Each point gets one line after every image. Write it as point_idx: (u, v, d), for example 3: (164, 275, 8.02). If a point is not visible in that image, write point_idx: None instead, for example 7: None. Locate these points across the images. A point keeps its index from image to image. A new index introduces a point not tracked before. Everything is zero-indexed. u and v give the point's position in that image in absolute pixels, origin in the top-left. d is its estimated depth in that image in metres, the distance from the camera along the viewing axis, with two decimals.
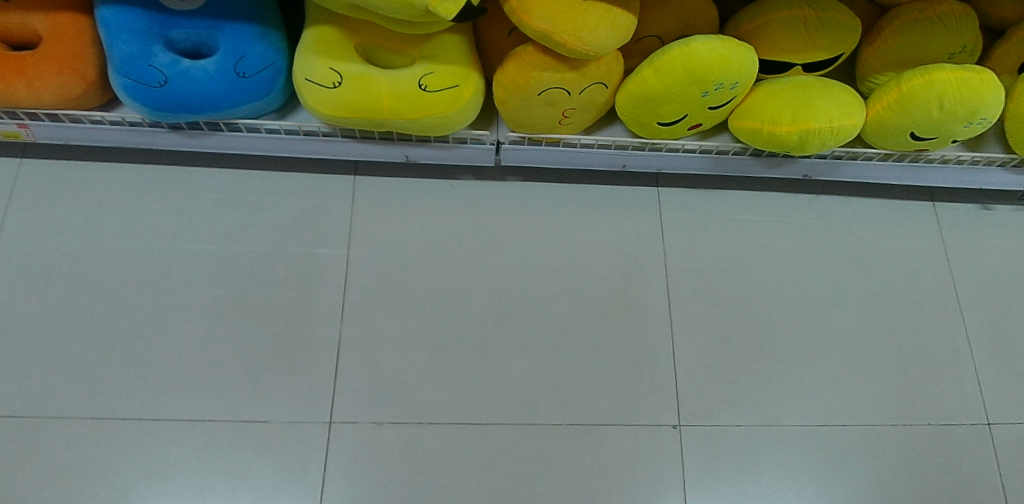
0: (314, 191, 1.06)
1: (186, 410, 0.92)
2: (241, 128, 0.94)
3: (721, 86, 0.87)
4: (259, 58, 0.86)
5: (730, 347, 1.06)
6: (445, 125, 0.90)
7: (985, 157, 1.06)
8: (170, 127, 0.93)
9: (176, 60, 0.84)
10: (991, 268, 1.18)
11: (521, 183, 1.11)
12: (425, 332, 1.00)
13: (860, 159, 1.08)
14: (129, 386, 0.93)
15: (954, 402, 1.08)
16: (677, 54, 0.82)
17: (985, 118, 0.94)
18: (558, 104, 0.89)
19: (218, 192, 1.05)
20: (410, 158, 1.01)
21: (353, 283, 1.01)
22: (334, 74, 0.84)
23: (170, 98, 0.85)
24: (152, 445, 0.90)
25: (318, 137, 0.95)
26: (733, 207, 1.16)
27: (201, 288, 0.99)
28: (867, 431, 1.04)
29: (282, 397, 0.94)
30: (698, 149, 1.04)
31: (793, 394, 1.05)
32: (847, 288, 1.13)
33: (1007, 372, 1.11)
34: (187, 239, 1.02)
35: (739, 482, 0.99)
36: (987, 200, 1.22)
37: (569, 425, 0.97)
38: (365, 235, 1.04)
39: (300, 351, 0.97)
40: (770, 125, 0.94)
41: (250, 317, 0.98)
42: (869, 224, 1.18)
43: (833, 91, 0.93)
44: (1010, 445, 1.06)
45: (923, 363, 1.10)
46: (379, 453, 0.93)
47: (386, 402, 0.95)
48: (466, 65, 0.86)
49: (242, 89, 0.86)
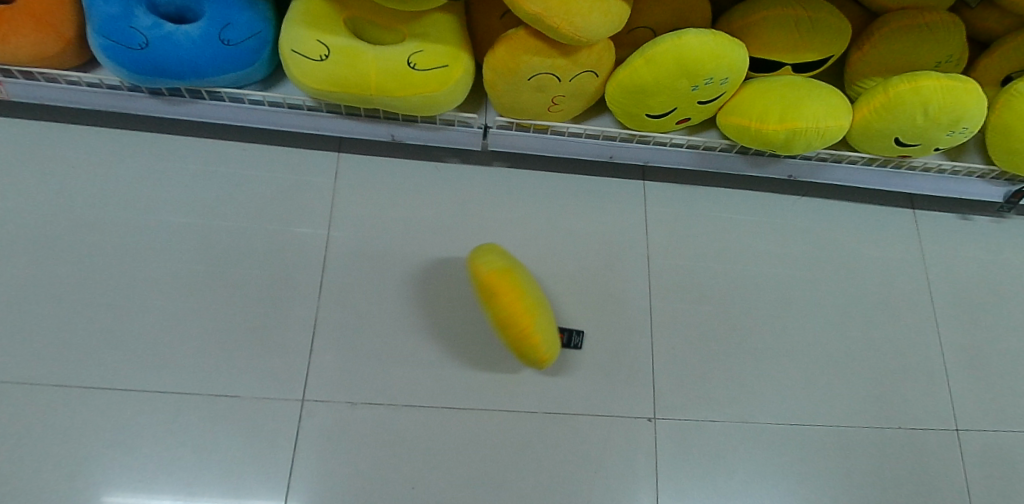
0: (296, 167, 1.04)
1: (155, 381, 0.91)
2: (223, 98, 0.92)
3: (711, 81, 0.87)
4: (245, 27, 0.85)
5: (708, 343, 1.06)
6: (433, 106, 0.90)
7: (966, 167, 1.09)
8: (149, 93, 0.91)
9: (159, 23, 0.82)
10: (966, 277, 1.20)
11: (507, 170, 1.10)
12: (404, 314, 0.99)
13: (844, 162, 1.09)
14: (94, 355, 0.91)
15: (924, 406, 1.10)
16: (668, 46, 0.83)
17: (966, 127, 0.96)
18: (549, 90, 0.89)
19: (197, 163, 1.03)
20: (397, 137, 0.99)
21: (331, 260, 1.00)
22: (321, 47, 0.84)
23: (151, 63, 0.83)
24: (116, 415, 0.89)
25: (303, 111, 0.94)
26: (718, 205, 1.16)
27: (175, 259, 0.97)
28: (838, 432, 1.06)
29: (254, 373, 0.93)
30: (685, 144, 1.04)
31: (769, 391, 1.06)
32: (826, 291, 1.14)
33: (976, 379, 1.13)
34: (164, 209, 1.00)
35: (711, 477, 0.99)
36: (965, 211, 1.24)
37: (545, 414, 0.97)
38: (345, 214, 1.03)
39: (273, 328, 0.95)
40: (757, 123, 0.94)
41: (225, 289, 0.96)
42: (851, 228, 1.19)
43: (821, 93, 0.93)
44: (975, 450, 1.08)
45: (896, 367, 1.12)
46: (352, 434, 0.92)
47: (361, 383, 0.94)
48: (458, 45, 0.87)
49: (227, 57, 0.85)
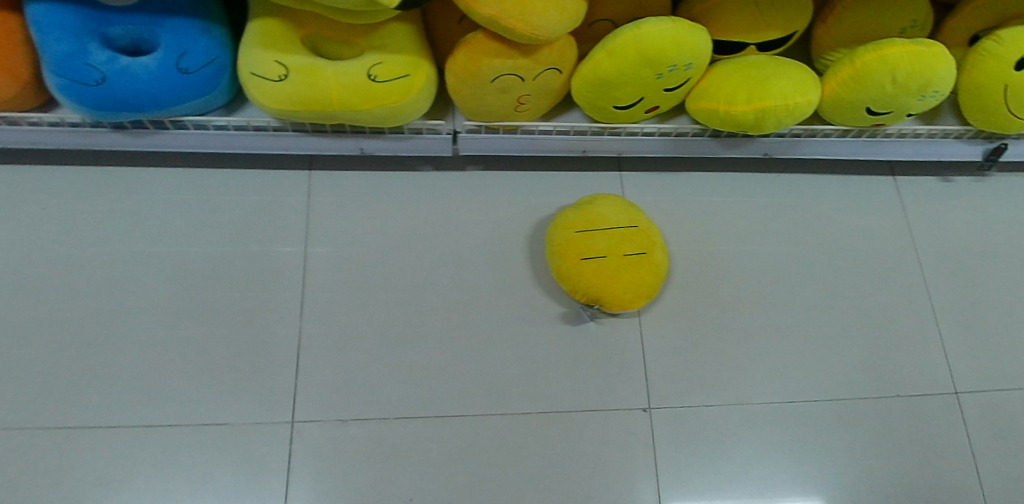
0: (270, 188, 1.04)
1: (145, 415, 0.91)
2: (188, 126, 0.92)
3: (675, 67, 0.87)
4: (202, 54, 0.84)
5: (697, 328, 1.06)
6: (398, 116, 0.90)
7: (941, 130, 1.08)
8: (112, 127, 0.90)
9: (114, 57, 0.82)
10: (952, 239, 1.19)
11: (481, 173, 1.10)
12: (390, 326, 0.98)
13: (818, 136, 1.08)
14: (80, 394, 0.91)
15: (921, 372, 1.10)
16: (629, 36, 0.82)
17: (937, 91, 0.95)
18: (513, 90, 0.89)
19: (169, 192, 1.02)
20: (366, 150, 0.99)
21: (313, 279, 0.99)
22: (280, 67, 0.83)
23: (110, 98, 0.82)
24: (107, 452, 0.89)
25: (269, 132, 0.94)
26: (697, 189, 1.15)
27: (154, 290, 0.97)
28: (835, 406, 1.05)
29: (244, 398, 0.92)
30: (657, 132, 1.03)
31: (763, 371, 1.05)
32: (812, 265, 1.13)
33: (971, 341, 1.13)
34: (139, 241, 0.99)
35: (712, 463, 0.99)
36: (947, 173, 1.24)
37: (539, 414, 0.97)
38: (323, 231, 1.02)
39: (259, 352, 0.95)
40: (725, 106, 0.94)
41: (207, 316, 0.96)
42: (832, 200, 1.19)
43: (787, 70, 0.93)
44: (976, 412, 1.08)
45: (889, 335, 1.11)
46: (346, 451, 0.92)
47: (352, 399, 0.94)
48: (417, 54, 0.86)
49: (187, 85, 0.84)
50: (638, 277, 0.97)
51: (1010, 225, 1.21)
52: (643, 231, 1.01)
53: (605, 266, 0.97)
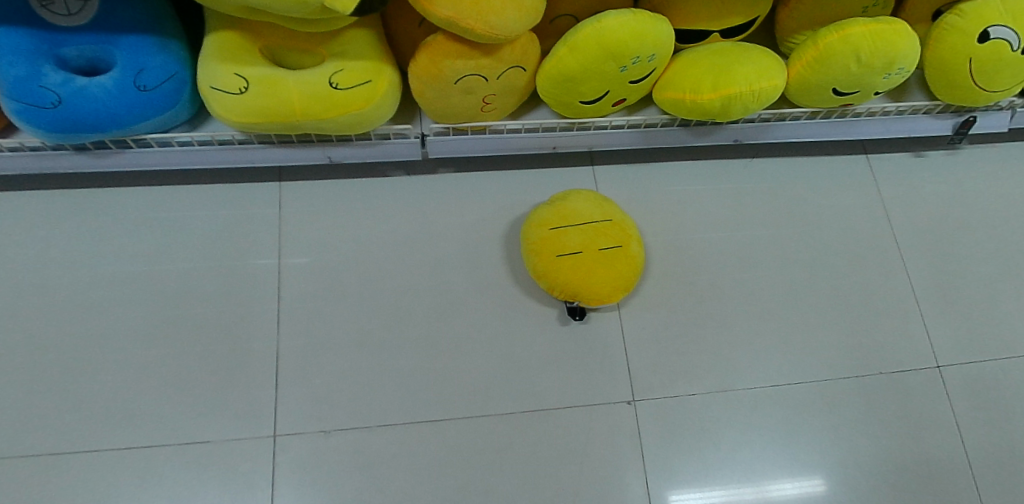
0: (240, 201, 1.03)
1: (124, 438, 0.90)
2: (151, 143, 0.91)
3: (638, 59, 0.87)
4: (160, 70, 0.83)
5: (678, 317, 1.06)
6: (364, 123, 0.89)
7: (909, 106, 1.09)
8: (74, 149, 0.89)
9: (70, 78, 0.80)
10: (928, 214, 1.20)
11: (453, 175, 1.09)
12: (370, 333, 0.98)
13: (788, 119, 1.08)
14: (58, 420, 0.90)
15: (902, 347, 1.10)
16: (589, 31, 0.81)
17: (902, 68, 0.95)
18: (478, 91, 0.88)
19: (137, 211, 1.01)
20: (334, 158, 0.98)
21: (289, 291, 0.99)
22: (239, 80, 0.82)
23: (68, 120, 0.81)
24: (88, 478, 0.88)
25: (234, 145, 0.93)
26: (671, 179, 1.15)
27: (128, 312, 0.96)
28: (819, 387, 1.06)
29: (224, 415, 0.92)
30: (626, 124, 1.03)
31: (745, 356, 1.06)
32: (790, 248, 1.14)
33: (951, 314, 1.14)
34: (110, 262, 0.98)
35: (699, 451, 1.00)
36: (919, 148, 1.25)
37: (522, 413, 0.97)
38: (297, 242, 1.02)
39: (238, 368, 0.94)
40: (691, 95, 0.94)
41: (183, 335, 0.95)
42: (806, 182, 1.19)
43: (751, 55, 0.93)
44: (959, 385, 1.09)
45: (869, 314, 1.12)
46: (331, 461, 0.91)
47: (334, 409, 0.94)
48: (378, 59, 0.85)
49: (146, 103, 0.83)
50: (615, 271, 0.97)
51: (983, 197, 1.22)
52: (618, 224, 1.00)
53: (581, 262, 0.96)
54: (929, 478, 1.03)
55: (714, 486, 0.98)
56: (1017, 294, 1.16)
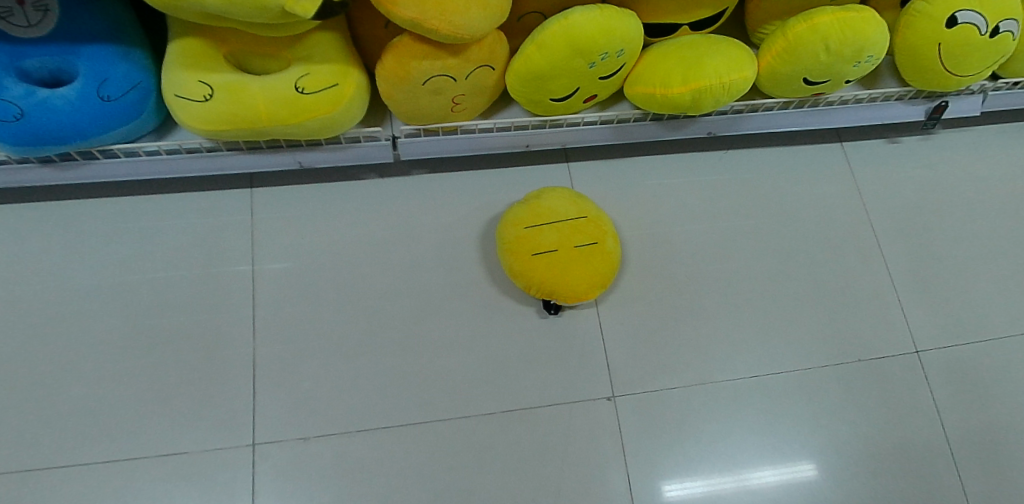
0: (212, 209, 1.02)
1: (100, 451, 0.89)
2: (118, 154, 0.90)
3: (606, 55, 0.86)
4: (124, 79, 0.82)
5: (656, 311, 1.07)
6: (332, 127, 0.89)
7: (881, 93, 1.09)
8: (40, 161, 0.88)
9: (32, 90, 0.79)
10: (903, 200, 1.21)
11: (428, 176, 1.09)
12: (347, 338, 0.98)
13: (760, 110, 1.09)
14: (32, 436, 0.89)
15: (881, 334, 1.11)
16: (556, 28, 0.81)
17: (872, 56, 0.95)
18: (447, 91, 0.88)
19: (108, 222, 1.00)
20: (305, 163, 0.98)
21: (264, 298, 0.98)
22: (204, 87, 0.81)
23: (31, 132, 0.80)
24: (64, 493, 0.87)
25: (203, 153, 0.92)
26: (646, 173, 1.16)
27: (101, 324, 0.95)
28: (798, 376, 1.07)
29: (202, 425, 0.92)
30: (598, 120, 1.03)
31: (725, 348, 1.06)
32: (766, 238, 1.14)
33: (928, 299, 1.15)
34: (81, 275, 0.97)
35: (680, 444, 1.00)
36: (893, 134, 1.25)
37: (502, 412, 0.97)
38: (272, 248, 1.01)
39: (214, 377, 0.94)
40: (662, 89, 0.93)
41: (158, 346, 0.95)
42: (781, 172, 1.20)
43: (720, 48, 0.93)
44: (937, 369, 1.10)
45: (847, 301, 1.13)
46: (311, 468, 0.92)
47: (313, 416, 0.94)
48: (344, 62, 0.84)
49: (111, 113, 0.82)
50: (590, 268, 0.97)
51: (958, 182, 1.23)
52: (593, 221, 1.00)
53: (558, 260, 0.96)
54: (909, 461, 1.05)
55: (695, 479, 0.99)
56: (993, 276, 1.17)
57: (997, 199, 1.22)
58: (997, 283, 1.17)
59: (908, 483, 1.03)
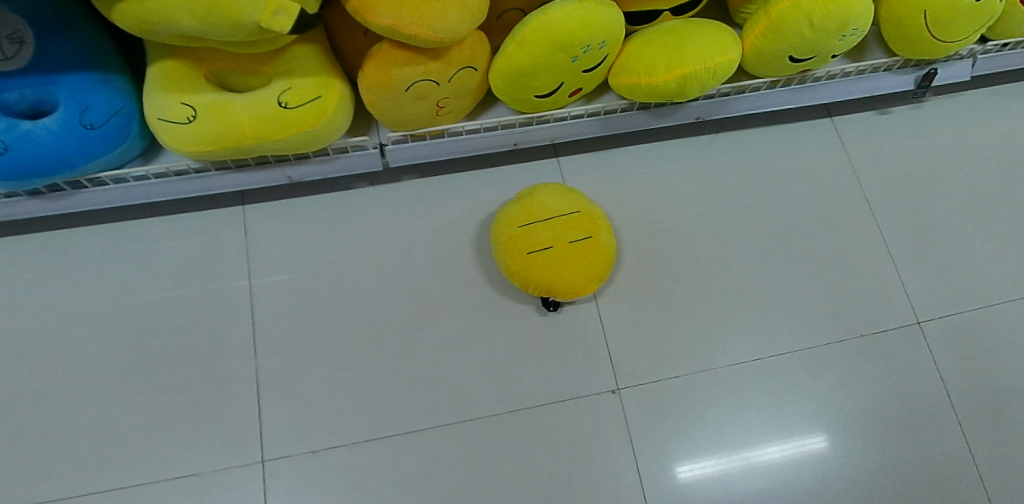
0: (206, 229, 1.02)
1: (111, 478, 0.90)
2: (107, 181, 0.90)
3: (588, 48, 0.85)
4: (105, 106, 0.82)
5: (655, 300, 1.06)
6: (319, 139, 0.88)
7: (869, 65, 1.08)
8: (28, 194, 0.88)
9: (13, 123, 0.79)
10: (896, 171, 1.20)
11: (418, 180, 1.09)
12: (348, 348, 0.98)
13: (748, 90, 1.08)
14: (42, 467, 0.90)
15: (881, 307, 1.11)
16: (536, 24, 0.79)
17: (857, 29, 0.93)
18: (430, 95, 0.87)
19: (102, 249, 1.00)
20: (294, 177, 0.98)
21: (262, 314, 0.99)
22: (186, 108, 0.81)
23: (16, 166, 0.80)
24: None
25: (192, 175, 0.92)
26: (637, 162, 1.15)
27: (102, 351, 0.95)
28: (801, 355, 1.07)
29: (210, 444, 0.92)
30: (585, 113, 1.03)
31: (725, 332, 1.06)
32: (761, 219, 1.14)
33: (926, 269, 1.14)
34: (79, 303, 0.97)
35: (686, 431, 1.00)
36: (882, 105, 1.25)
37: (507, 412, 0.97)
38: (268, 262, 1.01)
39: (218, 396, 0.94)
40: (647, 78, 0.93)
41: (161, 369, 0.95)
42: (773, 151, 1.19)
43: (703, 31, 0.91)
44: (940, 338, 1.10)
45: (846, 275, 1.12)
46: (321, 480, 0.92)
47: (318, 429, 0.94)
48: (325, 73, 0.84)
49: (95, 141, 0.82)
50: (587, 263, 0.97)
51: (950, 148, 1.22)
52: (586, 215, 0.99)
53: (553, 256, 0.96)
54: (915, 432, 1.05)
55: (704, 464, 0.99)
56: (990, 241, 1.17)
57: (990, 164, 1.22)
58: (994, 248, 1.16)
59: (916, 455, 1.04)
